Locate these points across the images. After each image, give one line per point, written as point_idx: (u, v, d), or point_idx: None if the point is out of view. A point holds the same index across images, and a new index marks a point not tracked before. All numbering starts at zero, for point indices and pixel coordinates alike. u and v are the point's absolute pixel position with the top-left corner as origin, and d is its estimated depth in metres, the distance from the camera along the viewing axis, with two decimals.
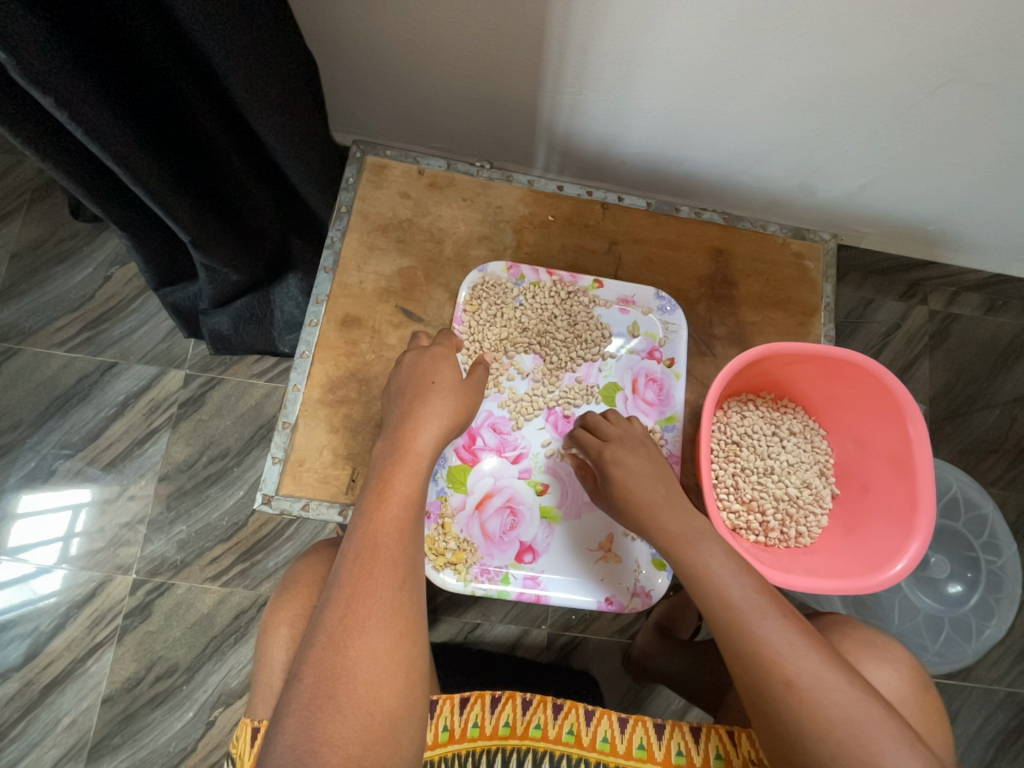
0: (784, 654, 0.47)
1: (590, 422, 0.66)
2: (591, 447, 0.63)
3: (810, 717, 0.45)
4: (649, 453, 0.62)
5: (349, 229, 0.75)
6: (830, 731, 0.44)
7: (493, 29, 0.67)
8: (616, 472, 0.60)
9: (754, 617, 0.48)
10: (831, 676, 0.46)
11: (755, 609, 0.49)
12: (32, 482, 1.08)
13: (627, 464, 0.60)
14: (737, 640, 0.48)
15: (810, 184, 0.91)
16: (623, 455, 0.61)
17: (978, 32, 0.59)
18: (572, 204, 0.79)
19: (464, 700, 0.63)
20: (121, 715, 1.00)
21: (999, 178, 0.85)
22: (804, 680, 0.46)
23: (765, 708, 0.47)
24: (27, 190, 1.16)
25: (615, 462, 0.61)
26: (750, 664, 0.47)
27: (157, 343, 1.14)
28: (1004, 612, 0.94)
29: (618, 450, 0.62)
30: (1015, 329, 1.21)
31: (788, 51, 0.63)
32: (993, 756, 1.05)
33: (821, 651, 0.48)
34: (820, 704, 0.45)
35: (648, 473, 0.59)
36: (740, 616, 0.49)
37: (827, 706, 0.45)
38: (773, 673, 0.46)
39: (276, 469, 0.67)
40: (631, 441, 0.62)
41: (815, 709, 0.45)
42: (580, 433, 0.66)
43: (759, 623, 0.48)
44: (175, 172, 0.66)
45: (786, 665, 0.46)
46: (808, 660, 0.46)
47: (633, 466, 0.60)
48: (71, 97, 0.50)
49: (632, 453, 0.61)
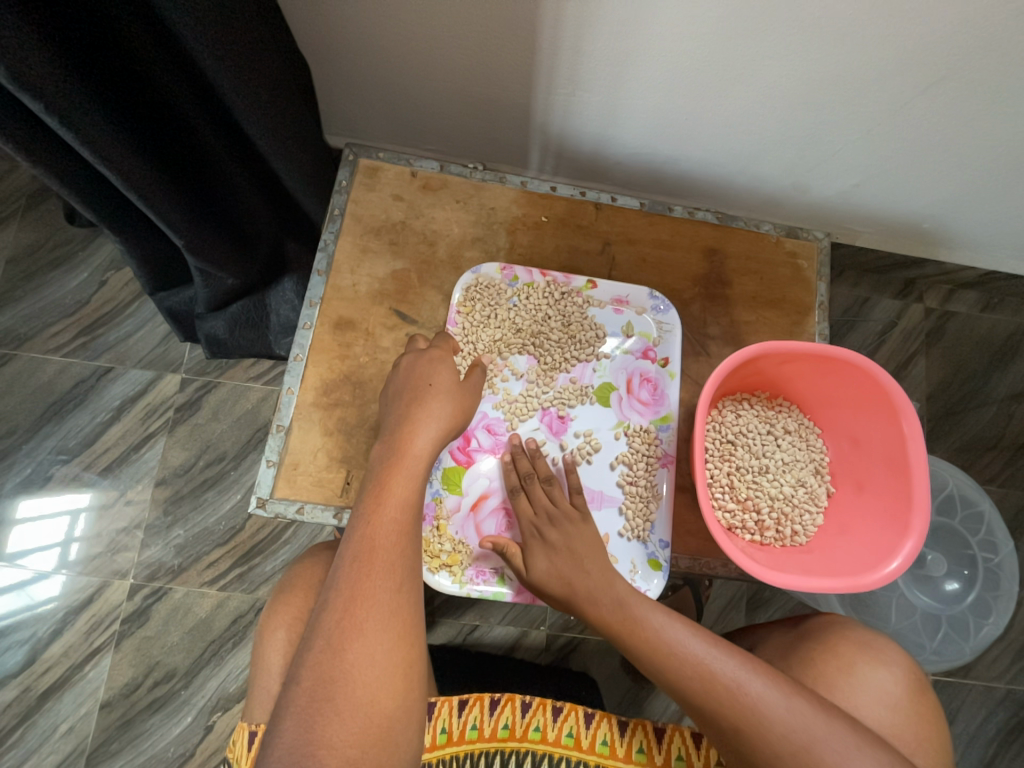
0: (727, 698, 0.50)
1: (528, 486, 0.65)
2: (523, 514, 0.64)
3: (758, 751, 0.48)
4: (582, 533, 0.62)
5: (342, 232, 0.75)
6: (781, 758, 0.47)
7: (486, 31, 0.67)
8: (537, 554, 0.61)
9: (695, 666, 0.52)
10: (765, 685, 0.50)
11: (698, 655, 0.52)
12: (29, 487, 1.08)
13: (553, 547, 0.61)
14: (681, 690, 0.52)
15: (805, 183, 0.91)
16: (549, 539, 0.62)
17: (968, 29, 0.59)
18: (566, 204, 0.79)
19: (463, 701, 0.63)
20: (120, 720, 1.00)
21: (993, 174, 0.85)
22: (749, 721, 0.49)
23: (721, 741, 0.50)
24: (23, 195, 1.16)
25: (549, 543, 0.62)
26: (698, 707, 0.51)
27: (153, 346, 1.14)
28: (1003, 609, 0.94)
29: (546, 527, 0.63)
30: (1011, 326, 1.21)
31: (780, 50, 0.63)
32: (993, 754, 1.05)
33: (772, 676, 0.51)
34: (765, 736, 0.48)
35: (569, 556, 0.61)
36: (680, 663, 0.52)
37: (771, 741, 0.48)
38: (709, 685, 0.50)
39: (271, 472, 0.67)
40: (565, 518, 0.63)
41: (762, 740, 0.48)
42: (518, 497, 0.65)
43: (702, 668, 0.51)
44: (170, 176, 0.66)
45: (727, 709, 0.49)
46: (752, 696, 0.49)
47: (556, 550, 0.61)
48: (62, 103, 0.50)
49: (560, 536, 0.62)
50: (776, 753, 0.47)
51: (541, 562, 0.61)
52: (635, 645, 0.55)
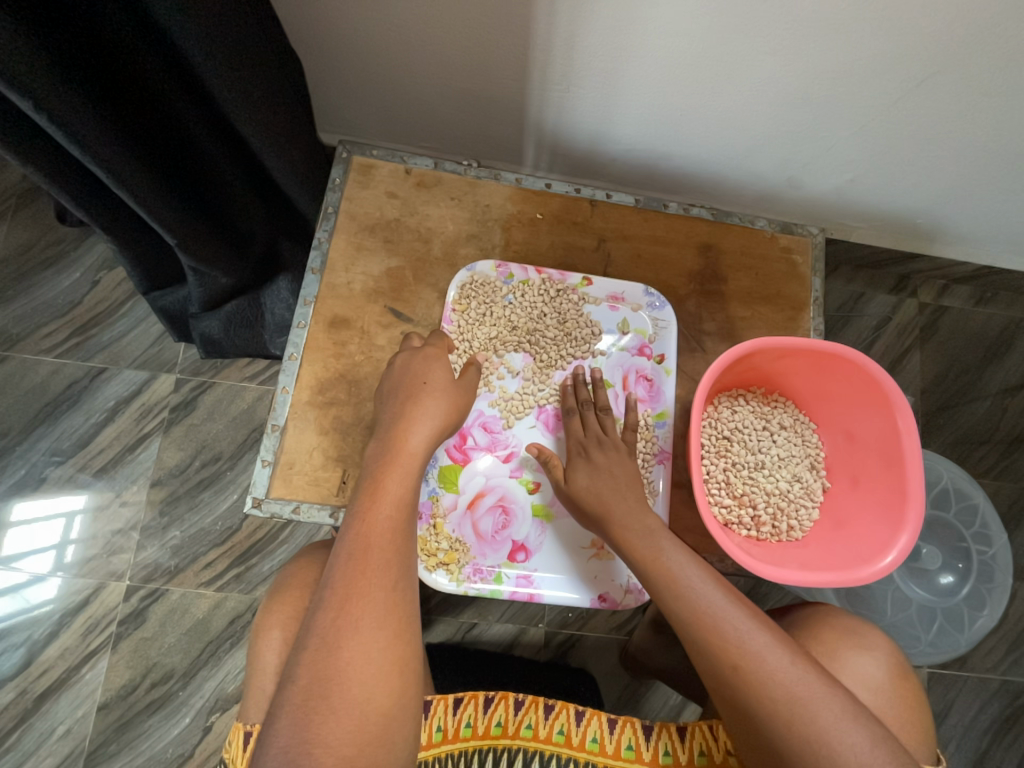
0: (733, 642, 0.49)
1: (586, 411, 0.68)
2: (576, 434, 0.67)
3: (760, 705, 0.47)
4: (621, 460, 0.64)
5: (336, 230, 0.74)
6: (783, 718, 0.46)
7: (479, 27, 0.66)
8: (579, 469, 0.64)
9: (708, 606, 0.51)
10: (788, 664, 0.48)
11: (713, 598, 0.52)
12: (23, 489, 1.07)
13: (595, 466, 0.63)
14: (688, 627, 0.51)
15: (800, 178, 0.91)
16: (593, 457, 0.64)
17: (963, 23, 0.59)
18: (561, 202, 0.79)
19: (457, 700, 0.63)
20: (118, 722, 0.99)
21: (987, 169, 0.85)
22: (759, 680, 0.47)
23: (716, 687, 0.49)
24: (13, 195, 1.15)
25: (590, 465, 0.63)
26: (707, 654, 0.50)
27: (147, 347, 1.13)
28: (996, 602, 0.94)
29: (593, 449, 0.65)
30: (1005, 320, 1.22)
31: (774, 45, 0.63)
32: (988, 745, 1.06)
33: (780, 636, 0.50)
34: (765, 683, 0.47)
35: (608, 475, 0.62)
36: (693, 599, 0.52)
37: (770, 689, 0.47)
38: (724, 640, 0.49)
39: (267, 471, 0.67)
40: (609, 444, 0.65)
41: (762, 689, 0.47)
42: (571, 418, 0.69)
43: (714, 610, 0.51)
44: (159, 173, 0.65)
45: (733, 651, 0.49)
46: (758, 644, 0.49)
47: (597, 468, 0.63)
48: (50, 100, 0.49)
49: (604, 458, 0.64)
50: (780, 712, 0.46)
51: (580, 477, 0.63)
52: (652, 576, 0.55)
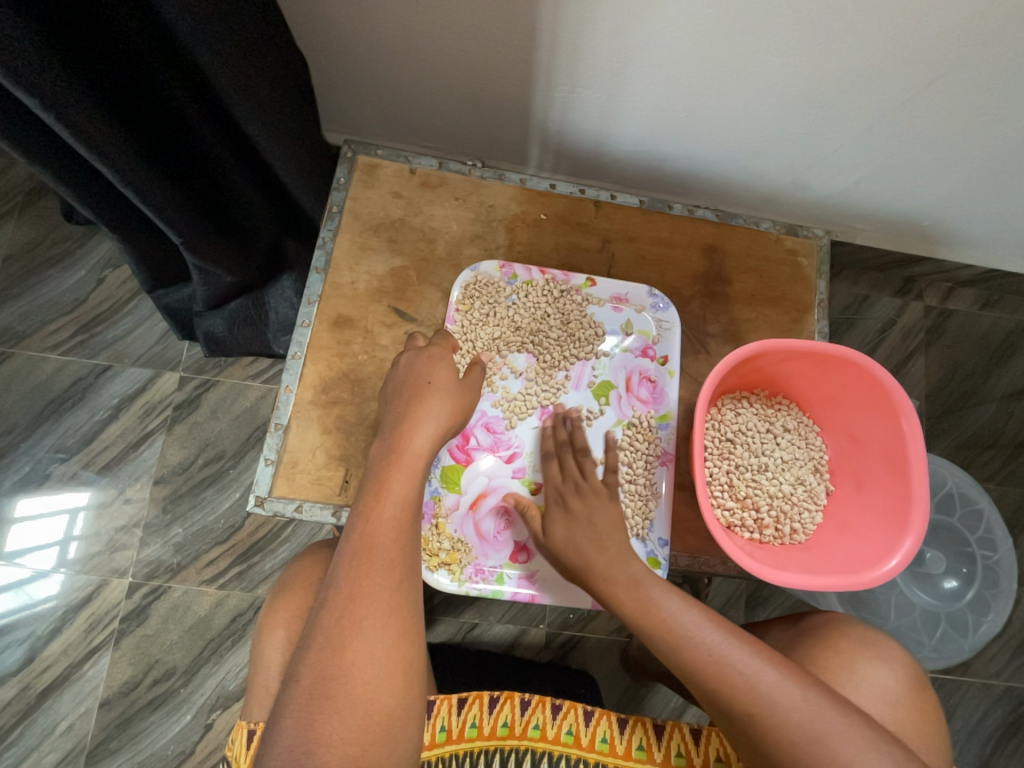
0: (741, 686, 0.49)
1: (563, 455, 0.67)
2: (553, 482, 0.66)
3: (772, 739, 0.47)
4: (602, 506, 0.63)
5: (341, 229, 0.74)
6: (796, 749, 0.46)
7: (485, 27, 0.67)
8: (556, 522, 0.63)
9: (711, 653, 0.51)
10: (794, 695, 0.48)
11: (715, 643, 0.51)
12: (27, 486, 1.08)
13: (573, 516, 0.63)
14: (696, 678, 0.51)
15: (805, 179, 0.91)
16: (570, 506, 0.63)
17: (971, 25, 0.58)
18: (565, 202, 0.79)
19: (462, 700, 0.63)
20: (119, 718, 0.99)
21: (993, 172, 0.85)
22: (765, 714, 0.48)
23: (733, 728, 0.50)
24: (20, 193, 1.16)
25: (567, 514, 0.63)
26: (712, 696, 0.50)
27: (151, 345, 1.13)
28: (1001, 607, 0.93)
29: (571, 496, 0.64)
30: (1011, 324, 1.21)
31: (779, 46, 0.63)
32: (991, 751, 1.05)
33: (784, 667, 0.50)
34: (779, 726, 0.47)
35: (586, 526, 0.61)
36: (696, 646, 0.51)
37: (787, 731, 0.47)
38: (726, 680, 0.49)
39: (269, 470, 0.67)
40: (587, 490, 0.64)
41: (778, 730, 0.47)
42: (549, 463, 0.68)
43: (718, 656, 0.50)
44: (165, 172, 0.65)
45: (743, 697, 0.48)
46: (767, 685, 0.48)
47: (575, 519, 0.62)
48: (56, 98, 0.49)
49: (582, 507, 0.63)
50: (792, 743, 0.46)
51: (557, 529, 0.62)
52: (651, 629, 0.54)
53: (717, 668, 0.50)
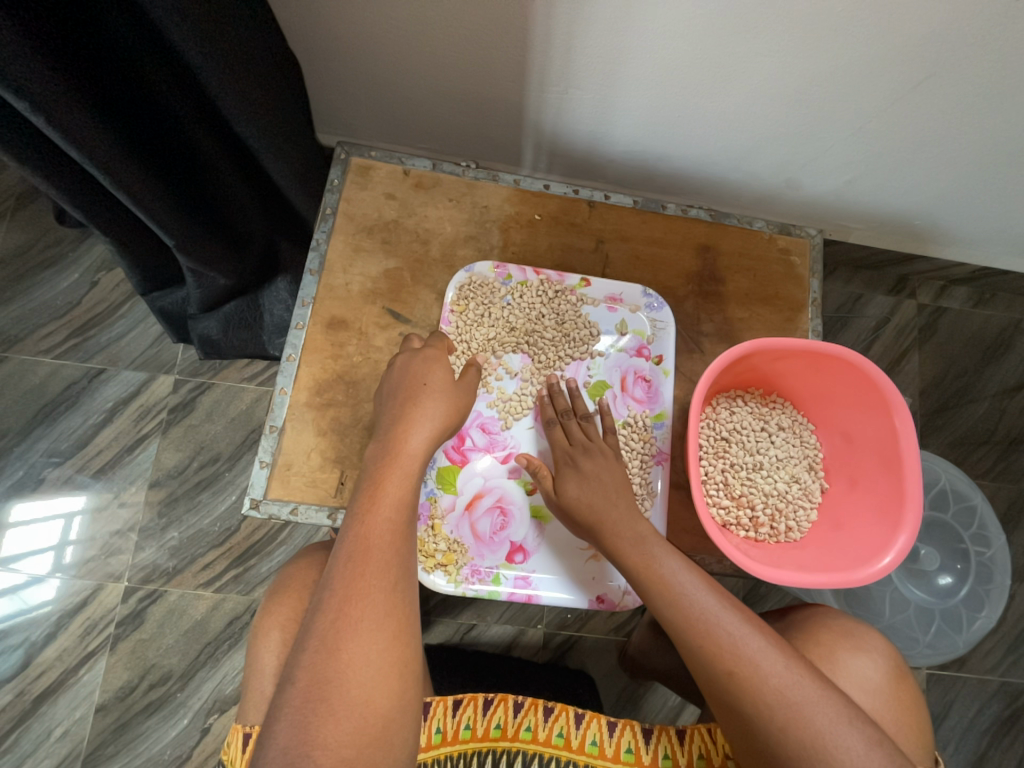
0: (727, 646, 0.49)
1: (566, 420, 0.68)
2: (559, 446, 0.66)
3: (749, 702, 0.47)
4: (609, 464, 0.64)
5: (334, 231, 0.74)
6: (773, 712, 0.47)
7: (477, 29, 0.67)
8: (567, 480, 0.63)
9: (702, 614, 0.51)
10: (779, 664, 0.48)
11: (708, 606, 0.51)
12: (20, 491, 1.07)
13: (584, 474, 0.63)
14: (684, 634, 0.51)
15: (797, 180, 0.91)
16: (581, 465, 0.64)
17: (960, 24, 0.59)
18: (559, 203, 0.79)
19: (456, 701, 0.63)
20: (115, 723, 0.99)
21: (984, 171, 0.85)
22: (748, 677, 0.48)
23: (710, 689, 0.50)
24: (12, 197, 1.15)
25: (576, 472, 0.63)
26: (696, 653, 0.50)
27: (145, 348, 1.13)
28: (995, 603, 0.94)
29: (580, 456, 0.64)
30: (1003, 321, 1.22)
31: (770, 47, 0.63)
32: (987, 747, 1.06)
33: (772, 638, 0.50)
34: (760, 689, 0.47)
35: (599, 483, 0.62)
36: (688, 604, 0.52)
37: (764, 693, 0.47)
38: (715, 642, 0.50)
39: (264, 473, 0.66)
40: (593, 450, 0.65)
41: (756, 693, 0.47)
42: (553, 429, 0.68)
43: (709, 616, 0.51)
44: (157, 174, 0.65)
45: (726, 656, 0.49)
46: (753, 649, 0.49)
47: (586, 477, 0.63)
48: (47, 100, 0.49)
49: (591, 465, 0.63)
50: (769, 706, 0.47)
51: (569, 486, 0.62)
52: (648, 585, 0.55)
53: (708, 629, 0.50)
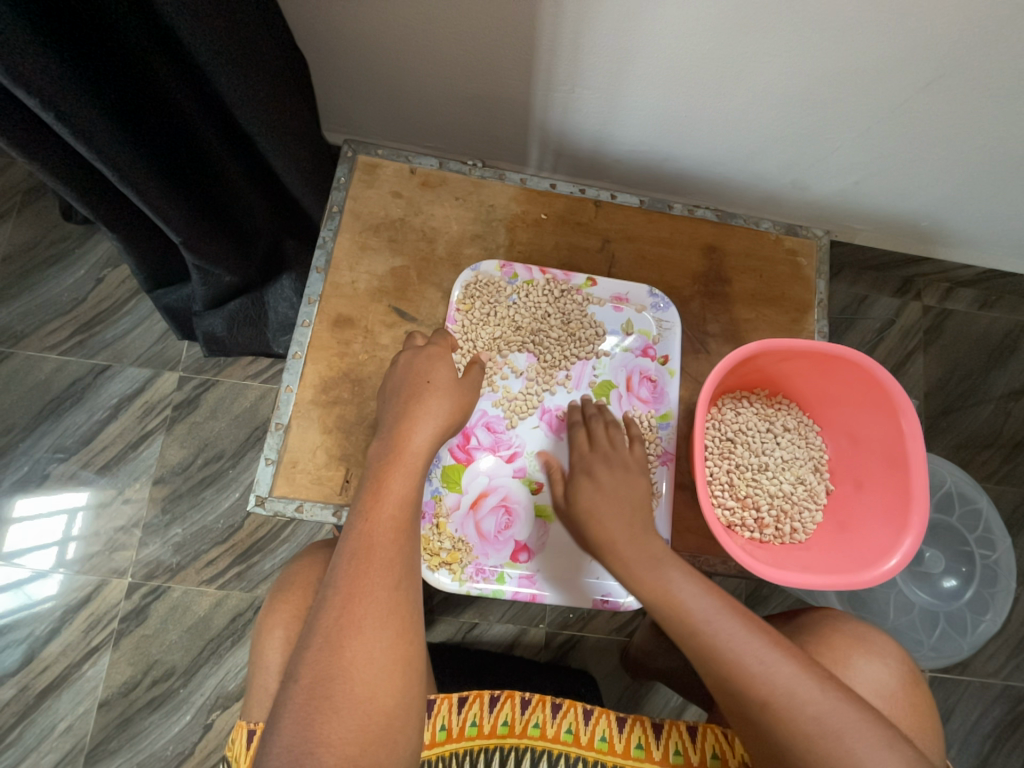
0: (758, 674, 0.48)
1: (590, 425, 0.67)
2: (579, 450, 0.66)
3: (785, 732, 0.46)
4: (628, 478, 0.62)
5: (341, 229, 0.74)
6: (809, 742, 0.45)
7: (485, 28, 0.67)
8: (581, 487, 0.63)
9: (729, 642, 0.49)
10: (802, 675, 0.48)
11: (733, 632, 0.50)
12: (25, 486, 1.07)
13: (598, 484, 0.62)
14: (711, 664, 0.50)
15: (803, 180, 0.91)
16: (596, 474, 0.63)
17: (969, 27, 0.59)
18: (565, 202, 0.79)
19: (462, 699, 0.63)
20: (118, 718, 0.99)
21: (991, 173, 0.85)
22: (782, 706, 0.47)
23: (743, 718, 0.49)
24: (19, 193, 1.16)
25: (593, 480, 0.62)
26: (727, 683, 0.49)
27: (150, 344, 1.13)
28: (1000, 607, 0.94)
29: (597, 463, 0.64)
30: (1009, 324, 1.21)
31: (778, 48, 0.63)
32: (990, 751, 1.05)
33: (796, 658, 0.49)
34: (796, 718, 0.46)
35: (611, 492, 0.61)
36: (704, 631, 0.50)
37: (801, 722, 0.46)
38: (745, 670, 0.48)
39: (270, 470, 0.67)
40: (616, 460, 0.64)
41: (786, 715, 0.46)
42: (576, 431, 0.68)
43: (735, 643, 0.49)
44: (165, 172, 0.65)
45: (759, 687, 0.47)
46: (784, 676, 0.48)
47: (600, 488, 0.61)
48: (57, 98, 0.49)
49: (608, 477, 0.62)
50: (806, 735, 0.46)
51: (582, 494, 0.62)
52: (667, 612, 0.53)
53: (735, 656, 0.49)
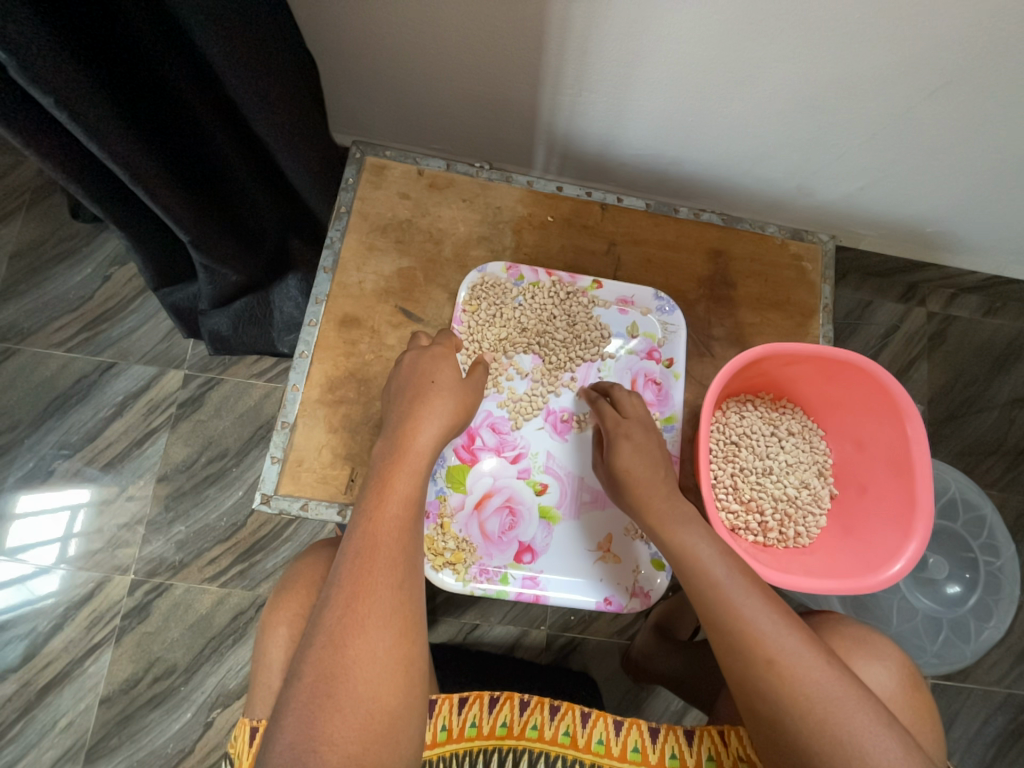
0: (765, 636, 0.48)
1: (615, 396, 0.68)
2: (608, 418, 0.66)
3: (787, 697, 0.46)
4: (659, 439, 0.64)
5: (348, 230, 0.75)
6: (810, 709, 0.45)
7: (493, 32, 0.67)
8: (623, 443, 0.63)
9: (740, 603, 0.50)
10: (812, 659, 0.47)
11: (746, 596, 0.51)
12: (30, 482, 1.08)
13: (634, 442, 0.63)
14: (721, 623, 0.50)
15: (809, 185, 0.91)
16: (631, 432, 0.64)
17: (976, 34, 0.59)
18: (571, 205, 0.79)
19: (462, 699, 0.63)
20: (119, 715, 1.00)
21: (996, 180, 0.85)
22: (785, 668, 0.47)
23: (746, 684, 0.48)
24: (26, 191, 1.16)
25: (627, 437, 0.63)
26: (733, 644, 0.49)
27: (155, 343, 1.14)
28: (1004, 613, 0.93)
29: (632, 428, 0.64)
30: (1013, 331, 1.21)
31: (786, 54, 0.63)
32: (991, 759, 1.05)
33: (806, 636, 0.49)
34: (798, 686, 0.46)
35: (650, 456, 0.62)
36: (722, 603, 0.51)
37: (803, 688, 0.46)
38: (752, 634, 0.49)
39: (276, 469, 0.67)
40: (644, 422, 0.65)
41: (790, 681, 0.46)
42: (597, 402, 0.68)
43: (746, 607, 0.50)
44: (174, 171, 0.66)
45: (765, 647, 0.48)
46: (790, 645, 0.48)
47: (637, 445, 0.63)
48: (70, 96, 0.50)
49: (641, 436, 0.64)
50: (806, 703, 0.45)
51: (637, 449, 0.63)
52: (687, 569, 0.54)
53: (744, 620, 0.49)
